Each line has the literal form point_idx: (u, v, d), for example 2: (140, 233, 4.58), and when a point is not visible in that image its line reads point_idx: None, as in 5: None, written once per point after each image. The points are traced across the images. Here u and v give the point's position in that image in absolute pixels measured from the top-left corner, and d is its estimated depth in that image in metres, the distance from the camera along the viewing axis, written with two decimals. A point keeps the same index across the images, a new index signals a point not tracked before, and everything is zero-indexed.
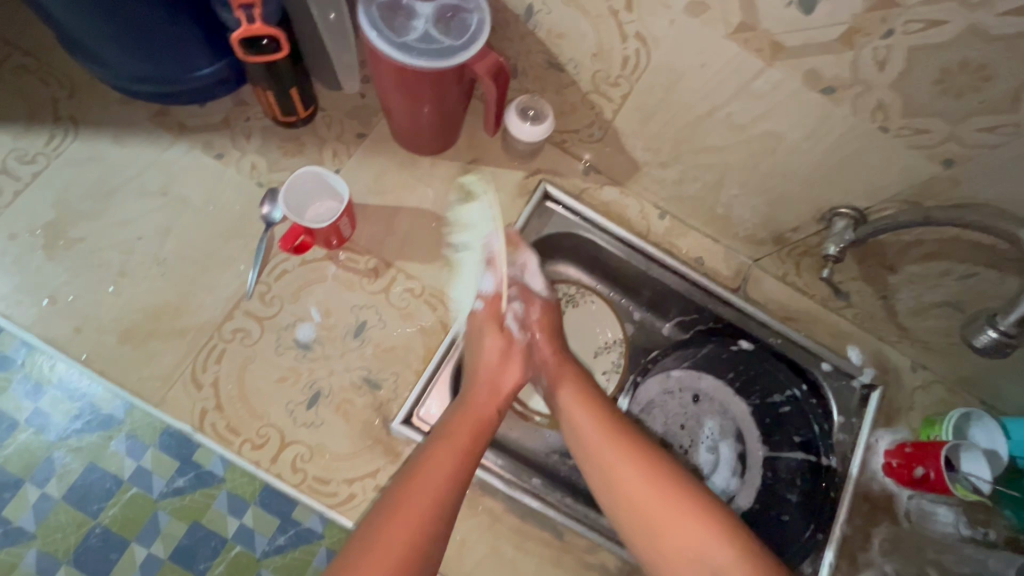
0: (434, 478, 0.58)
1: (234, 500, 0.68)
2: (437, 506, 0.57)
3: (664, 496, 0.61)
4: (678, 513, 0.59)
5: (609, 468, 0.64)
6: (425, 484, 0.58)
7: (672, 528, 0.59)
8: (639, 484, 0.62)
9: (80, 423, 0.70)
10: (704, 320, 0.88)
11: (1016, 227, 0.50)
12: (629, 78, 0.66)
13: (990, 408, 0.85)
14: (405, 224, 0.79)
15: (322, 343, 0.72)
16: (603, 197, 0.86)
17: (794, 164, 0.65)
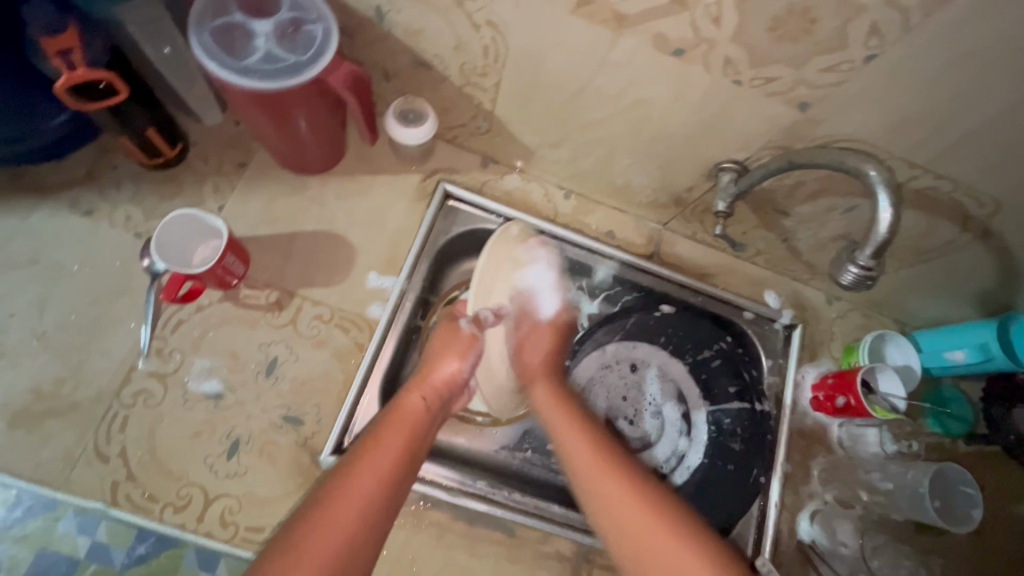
0: (372, 475, 0.57)
1: (203, 555, 0.64)
2: (372, 505, 0.55)
3: (646, 515, 0.56)
4: (660, 531, 0.54)
5: (593, 481, 0.61)
6: (365, 479, 0.56)
7: (654, 550, 0.53)
8: (622, 503, 0.58)
9: (19, 510, 0.63)
10: (626, 290, 0.87)
11: (861, 161, 0.50)
12: (495, 65, 0.65)
13: (903, 326, 0.90)
14: (304, 249, 0.76)
15: (233, 389, 0.69)
16: (505, 186, 0.85)
17: (671, 128, 0.65)
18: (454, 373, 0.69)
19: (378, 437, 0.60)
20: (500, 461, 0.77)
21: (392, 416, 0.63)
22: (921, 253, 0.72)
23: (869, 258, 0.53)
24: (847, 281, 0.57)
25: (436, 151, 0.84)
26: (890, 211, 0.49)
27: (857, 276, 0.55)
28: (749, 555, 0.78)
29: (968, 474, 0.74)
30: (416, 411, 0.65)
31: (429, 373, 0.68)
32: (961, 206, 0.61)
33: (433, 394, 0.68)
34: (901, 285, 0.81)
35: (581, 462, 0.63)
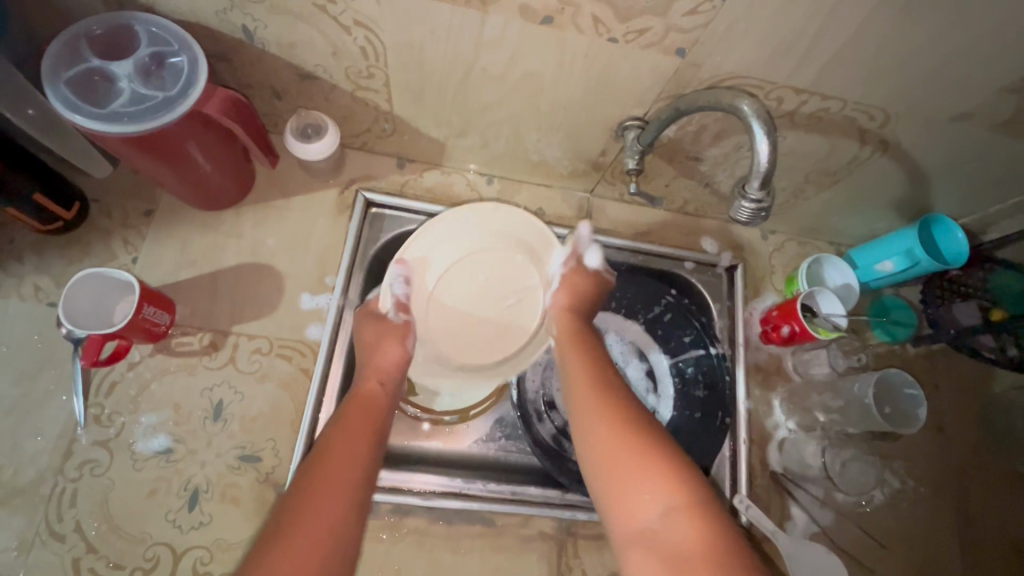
0: (356, 445, 0.57)
1: None
2: (357, 467, 0.54)
3: (611, 432, 0.56)
4: (624, 443, 0.54)
5: (585, 420, 0.59)
6: (347, 457, 0.55)
7: (623, 474, 0.53)
8: (599, 434, 0.56)
9: None
10: None
11: (736, 97, 0.51)
12: (378, 65, 0.64)
13: (838, 246, 0.92)
14: (230, 285, 0.74)
15: (182, 440, 0.68)
16: (426, 184, 0.84)
17: (565, 97, 0.65)
18: (399, 355, 0.68)
19: (350, 415, 0.60)
20: (474, 455, 0.79)
21: (355, 398, 0.63)
22: (832, 174, 0.74)
23: (760, 190, 0.53)
24: (743, 218, 0.55)
25: (350, 162, 0.83)
26: (767, 141, 0.49)
27: (754, 213, 0.54)
28: (727, 496, 0.79)
29: (911, 377, 0.78)
30: (375, 396, 0.64)
31: (376, 360, 0.67)
32: (854, 122, 0.62)
33: (388, 376, 0.67)
34: (825, 207, 0.83)
35: (583, 409, 0.60)
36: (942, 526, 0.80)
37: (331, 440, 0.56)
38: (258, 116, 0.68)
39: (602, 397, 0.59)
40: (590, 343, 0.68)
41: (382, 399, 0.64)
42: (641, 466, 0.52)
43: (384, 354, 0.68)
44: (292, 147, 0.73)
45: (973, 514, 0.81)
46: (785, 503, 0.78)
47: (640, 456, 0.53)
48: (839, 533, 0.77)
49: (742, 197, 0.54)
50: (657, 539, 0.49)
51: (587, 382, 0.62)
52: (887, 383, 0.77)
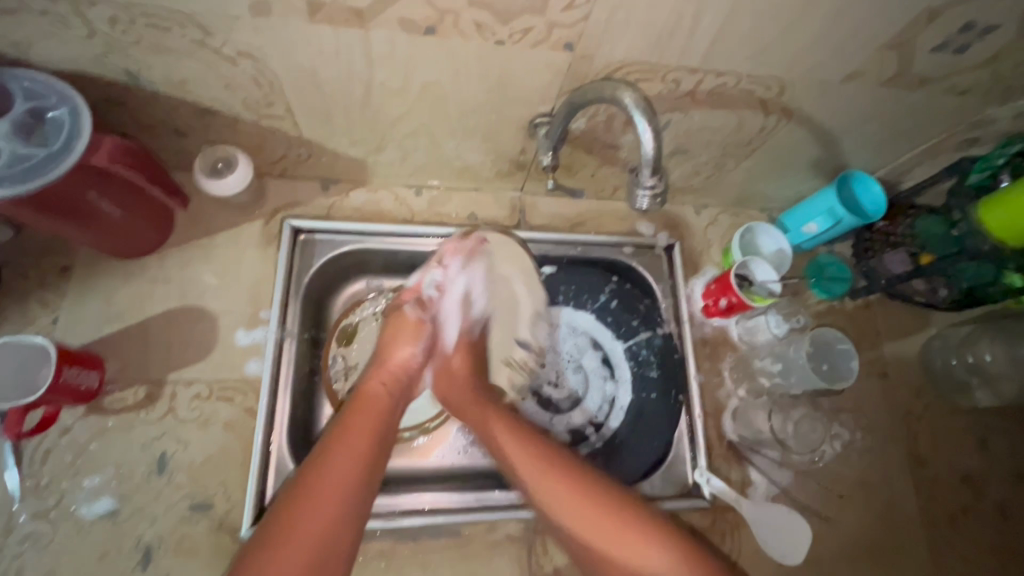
0: (360, 452, 0.59)
1: None
2: (356, 478, 0.57)
3: (603, 507, 0.61)
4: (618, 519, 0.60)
5: (560, 508, 0.62)
6: (342, 466, 0.57)
7: (623, 543, 0.59)
8: (578, 517, 0.60)
9: None
10: None
11: (618, 88, 0.51)
12: (276, 92, 0.62)
13: (769, 212, 0.94)
14: (160, 333, 0.72)
15: (128, 498, 0.66)
16: (353, 203, 0.83)
17: (470, 102, 0.65)
18: (407, 356, 0.73)
19: (351, 419, 0.63)
20: (438, 467, 0.80)
21: (358, 401, 0.65)
22: (746, 145, 0.75)
23: (653, 176, 0.54)
24: (643, 205, 0.57)
25: (272, 191, 0.81)
26: (651, 130, 0.50)
27: (653, 200, 0.56)
28: (689, 471, 0.80)
29: (841, 334, 0.84)
30: (377, 396, 0.67)
31: (386, 360, 0.72)
32: (752, 93, 0.64)
33: (392, 378, 0.70)
34: (748, 176, 0.84)
35: (534, 481, 0.63)
36: (895, 470, 0.83)
37: (333, 447, 0.59)
38: (141, 151, 0.67)
39: (567, 470, 0.63)
40: (490, 409, 0.71)
41: (383, 401, 0.67)
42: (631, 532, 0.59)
43: (395, 354, 0.73)
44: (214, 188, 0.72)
45: (922, 454, 0.84)
46: (744, 470, 0.80)
47: (626, 527, 0.59)
48: (799, 492, 0.80)
49: (638, 185, 0.56)
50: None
51: (542, 463, 0.64)
52: (818, 337, 0.82)
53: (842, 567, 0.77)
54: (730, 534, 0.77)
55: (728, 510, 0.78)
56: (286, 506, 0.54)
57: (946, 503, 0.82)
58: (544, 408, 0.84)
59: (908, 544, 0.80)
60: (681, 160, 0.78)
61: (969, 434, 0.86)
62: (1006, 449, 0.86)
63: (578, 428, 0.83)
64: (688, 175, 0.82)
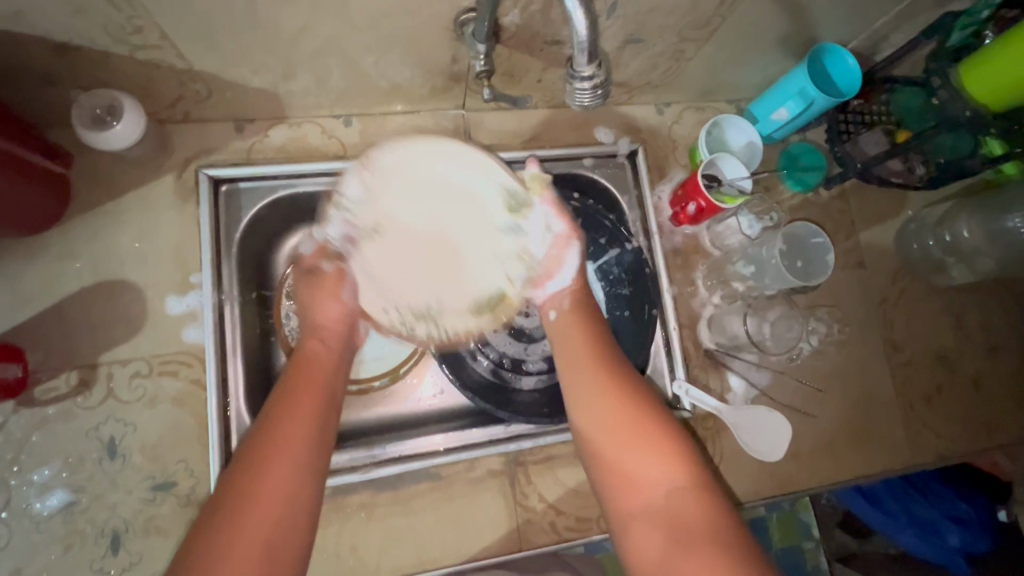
0: (299, 431, 0.52)
1: None
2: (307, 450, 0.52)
3: (626, 421, 0.55)
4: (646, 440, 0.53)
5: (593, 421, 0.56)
6: (291, 433, 0.52)
7: (636, 455, 0.53)
8: (605, 412, 0.56)
9: None
10: None
11: None
12: (142, 13, 0.52)
13: (737, 103, 0.87)
14: (83, 313, 0.66)
15: (84, 488, 0.62)
16: (275, 142, 0.74)
17: (379, 3, 0.55)
18: (339, 313, 0.65)
19: (292, 384, 0.57)
20: (413, 411, 0.77)
21: (298, 365, 0.59)
22: (705, 26, 0.67)
23: (590, 65, 0.46)
24: (585, 101, 0.50)
25: (178, 138, 0.71)
26: (580, 10, 0.41)
27: (594, 96, 0.49)
28: (668, 384, 0.78)
29: (817, 228, 0.80)
30: (319, 358, 0.61)
31: (318, 320, 0.65)
32: None
33: (333, 335, 0.64)
34: (711, 63, 0.76)
35: (585, 376, 0.59)
36: (872, 357, 0.82)
37: (273, 425, 0.52)
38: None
39: (610, 376, 0.58)
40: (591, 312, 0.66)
41: (326, 361, 0.61)
42: (656, 449, 0.53)
43: (324, 313, 0.65)
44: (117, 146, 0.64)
45: (899, 339, 0.84)
46: (723, 376, 0.79)
47: (663, 447, 0.53)
48: (778, 391, 0.79)
49: (573, 77, 0.48)
50: (666, 515, 0.50)
51: (599, 368, 0.59)
52: (789, 233, 0.78)
53: (822, 456, 0.78)
54: (711, 440, 0.77)
55: (709, 418, 0.77)
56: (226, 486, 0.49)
57: (922, 384, 0.83)
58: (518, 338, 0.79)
59: (885, 427, 0.81)
60: (635, 50, 0.69)
61: (944, 313, 0.85)
62: (981, 324, 0.86)
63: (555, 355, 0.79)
64: (645, 68, 0.74)
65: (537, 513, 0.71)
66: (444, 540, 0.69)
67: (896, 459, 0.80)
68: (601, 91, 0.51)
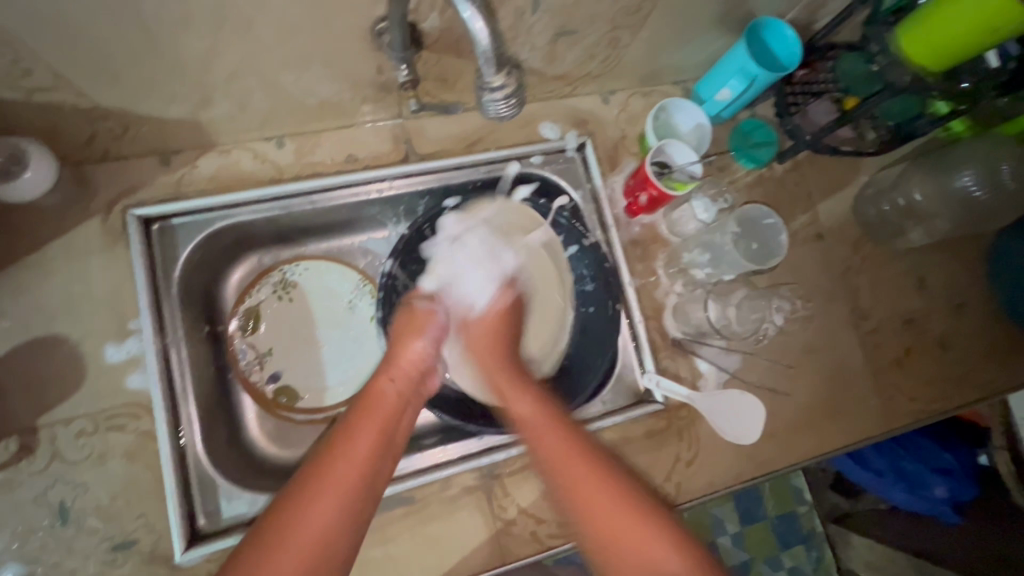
0: (354, 472, 0.55)
1: None
2: (357, 494, 0.54)
3: (577, 466, 0.56)
4: (627, 520, 0.53)
5: (555, 470, 0.57)
6: (346, 475, 0.54)
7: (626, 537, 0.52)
8: (573, 465, 0.57)
9: None
10: (419, 197, 0.79)
11: None
12: (25, 56, 0.48)
13: (682, 84, 0.85)
14: (15, 375, 0.62)
15: (36, 559, 0.59)
16: (205, 172, 0.70)
17: (282, 21, 0.52)
18: (419, 353, 0.68)
19: (358, 419, 0.59)
20: None
21: (365, 399, 0.62)
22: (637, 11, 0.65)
23: (500, 75, 0.45)
24: (502, 112, 0.49)
25: (98, 179, 0.67)
26: (473, 12, 0.39)
27: (509, 106, 0.49)
28: (638, 378, 0.77)
29: (768, 208, 0.79)
30: (388, 399, 0.62)
31: (397, 356, 0.67)
32: None
33: (403, 374, 0.66)
34: (650, 48, 0.74)
35: (538, 436, 0.59)
36: (838, 328, 0.82)
37: (325, 472, 0.54)
38: None
39: (569, 437, 0.59)
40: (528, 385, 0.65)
41: (390, 400, 0.62)
42: (651, 528, 0.52)
43: (405, 350, 0.67)
44: (53, 175, 0.60)
45: (864, 306, 0.84)
46: (693, 364, 0.78)
47: (641, 518, 0.53)
48: (748, 372, 0.78)
49: (484, 90, 0.47)
50: None
51: (556, 428, 0.60)
52: (740, 216, 0.78)
53: (798, 432, 0.78)
54: (687, 430, 0.76)
55: (682, 407, 0.76)
56: (273, 523, 0.51)
57: (892, 349, 0.83)
58: None
59: (857, 395, 0.81)
60: (568, 41, 0.66)
61: (907, 276, 0.85)
62: (944, 282, 0.86)
63: None
64: (582, 59, 0.72)
65: (517, 524, 0.70)
66: (423, 563, 0.67)
67: (871, 427, 0.80)
68: (516, 99, 0.50)
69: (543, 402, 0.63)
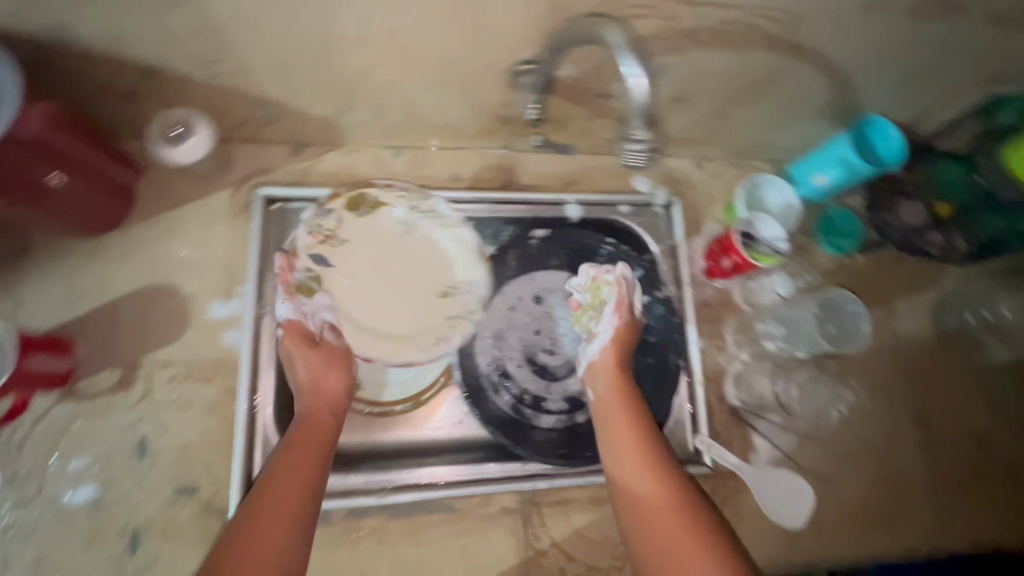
0: (302, 497, 0.53)
1: None
2: (307, 517, 0.52)
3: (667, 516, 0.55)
4: (693, 548, 0.53)
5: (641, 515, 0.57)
6: (295, 497, 0.53)
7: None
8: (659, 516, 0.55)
9: None
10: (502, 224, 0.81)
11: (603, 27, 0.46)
12: (225, 47, 0.57)
13: (776, 163, 0.88)
14: (130, 315, 0.69)
15: (109, 485, 0.64)
16: (327, 166, 0.77)
17: (441, 53, 0.59)
18: (340, 386, 0.65)
19: (301, 443, 0.58)
20: None
21: (304, 426, 0.60)
22: (750, 90, 0.70)
23: (643, 128, 0.48)
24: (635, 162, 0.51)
25: (238, 157, 0.75)
26: (640, 76, 0.44)
27: (642, 157, 0.51)
28: (688, 438, 0.76)
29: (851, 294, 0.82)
30: (325, 426, 0.61)
31: (320, 389, 0.64)
32: (761, 30, 0.58)
33: (336, 403, 0.64)
34: (753, 125, 0.78)
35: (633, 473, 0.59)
36: (900, 429, 0.80)
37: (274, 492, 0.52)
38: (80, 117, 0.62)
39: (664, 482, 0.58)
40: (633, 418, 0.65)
41: (329, 427, 0.61)
42: None
43: (327, 381, 0.65)
44: (211, 143, 0.68)
45: (930, 413, 0.82)
46: (746, 435, 0.78)
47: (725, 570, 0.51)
48: (801, 456, 0.77)
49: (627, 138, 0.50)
50: None
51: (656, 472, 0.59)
52: (825, 300, 0.81)
53: (844, 528, 0.76)
54: (730, 499, 0.75)
55: (729, 476, 0.76)
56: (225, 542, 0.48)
57: (954, 463, 0.80)
58: (541, 375, 0.75)
59: (912, 503, 0.78)
60: (682, 108, 0.71)
61: (979, 392, 0.83)
62: (1019, 406, 0.83)
63: (578, 395, 0.75)
64: (688, 125, 0.76)
65: (546, 556, 0.70)
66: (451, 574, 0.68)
67: (921, 540, 0.77)
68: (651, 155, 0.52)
69: (646, 444, 0.62)
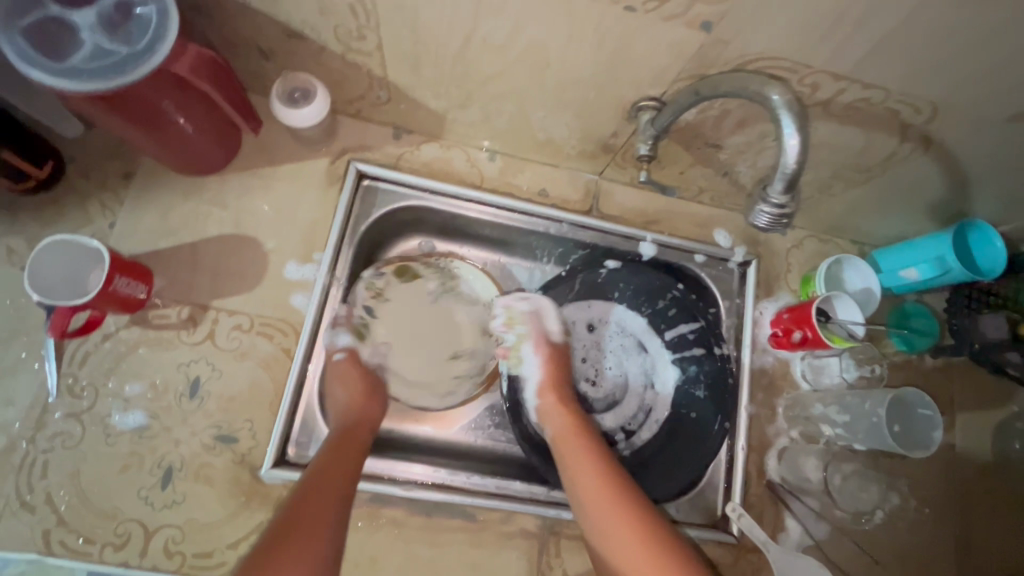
0: (334, 494, 0.54)
1: None
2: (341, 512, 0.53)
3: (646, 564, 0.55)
4: None
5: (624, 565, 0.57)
6: (328, 493, 0.54)
7: None
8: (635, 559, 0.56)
9: None
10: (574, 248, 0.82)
11: (765, 84, 0.48)
12: (371, 25, 0.59)
13: (861, 247, 0.86)
14: (211, 258, 0.71)
15: (157, 416, 0.65)
16: (423, 156, 0.79)
17: (573, 73, 0.60)
18: (366, 406, 0.68)
19: (333, 450, 0.60)
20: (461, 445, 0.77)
21: (334, 437, 0.62)
22: (863, 170, 0.69)
23: (783, 193, 0.53)
24: (763, 222, 0.57)
25: (342, 130, 0.77)
26: (797, 136, 0.48)
27: (773, 219, 0.56)
28: (720, 502, 0.75)
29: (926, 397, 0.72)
30: (357, 439, 0.63)
31: (352, 407, 0.66)
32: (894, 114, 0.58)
33: (365, 418, 0.66)
34: (852, 205, 0.77)
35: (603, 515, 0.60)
36: (940, 546, 0.77)
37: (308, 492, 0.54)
38: (227, 69, 0.64)
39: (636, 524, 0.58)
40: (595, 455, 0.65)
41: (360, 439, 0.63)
42: None
43: (342, 397, 0.67)
44: (326, 112, 0.70)
45: (975, 536, 0.78)
46: (779, 514, 0.75)
47: None
48: (833, 550, 0.74)
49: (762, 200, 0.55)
50: None
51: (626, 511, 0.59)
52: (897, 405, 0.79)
53: None
54: None
55: (754, 552, 0.74)
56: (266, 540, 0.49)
57: None
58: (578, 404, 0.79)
59: None
60: None
61: None
62: None
63: (609, 431, 0.79)
64: None
65: None
66: None
67: None
68: (782, 220, 0.57)
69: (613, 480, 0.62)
